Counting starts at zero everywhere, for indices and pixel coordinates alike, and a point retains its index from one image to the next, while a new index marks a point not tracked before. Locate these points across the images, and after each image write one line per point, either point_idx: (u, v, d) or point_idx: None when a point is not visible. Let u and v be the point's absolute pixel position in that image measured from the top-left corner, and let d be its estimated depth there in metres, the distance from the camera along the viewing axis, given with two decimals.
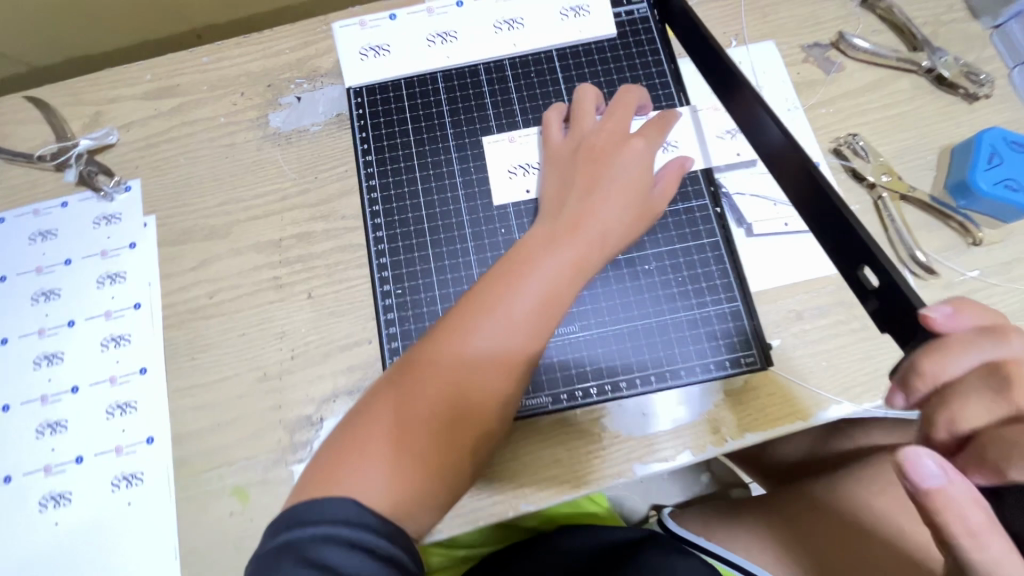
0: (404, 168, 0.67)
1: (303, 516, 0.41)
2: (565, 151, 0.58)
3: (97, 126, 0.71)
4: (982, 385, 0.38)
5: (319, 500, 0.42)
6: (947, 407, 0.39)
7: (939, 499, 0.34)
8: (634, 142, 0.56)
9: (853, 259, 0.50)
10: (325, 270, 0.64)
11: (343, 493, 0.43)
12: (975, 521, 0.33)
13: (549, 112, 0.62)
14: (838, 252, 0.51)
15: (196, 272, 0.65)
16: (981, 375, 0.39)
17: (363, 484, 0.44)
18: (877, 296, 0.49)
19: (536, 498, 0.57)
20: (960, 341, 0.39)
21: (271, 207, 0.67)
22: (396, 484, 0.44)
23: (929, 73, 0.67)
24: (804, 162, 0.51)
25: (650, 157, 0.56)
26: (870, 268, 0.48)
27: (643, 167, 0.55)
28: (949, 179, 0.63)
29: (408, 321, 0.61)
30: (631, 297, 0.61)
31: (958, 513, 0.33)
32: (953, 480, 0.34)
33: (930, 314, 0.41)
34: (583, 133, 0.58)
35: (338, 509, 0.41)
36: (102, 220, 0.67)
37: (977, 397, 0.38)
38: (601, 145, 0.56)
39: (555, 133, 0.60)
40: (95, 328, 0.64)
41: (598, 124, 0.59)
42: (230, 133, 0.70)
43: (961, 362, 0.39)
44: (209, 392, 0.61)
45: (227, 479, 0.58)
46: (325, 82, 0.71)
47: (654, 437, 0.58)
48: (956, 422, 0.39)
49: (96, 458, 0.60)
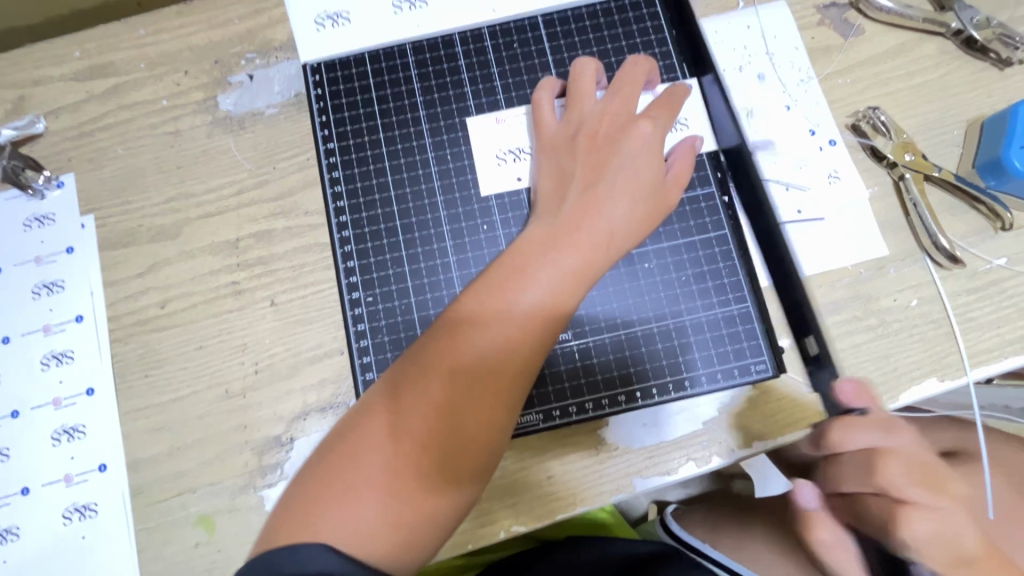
0: (372, 157, 0.59)
1: (277, 568, 0.36)
2: (562, 136, 0.51)
3: (21, 113, 0.62)
4: (861, 460, 0.48)
5: (298, 547, 0.37)
6: (831, 467, 0.50)
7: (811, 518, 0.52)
8: (641, 125, 0.49)
9: (800, 323, 0.55)
10: (289, 274, 0.58)
11: (322, 539, 0.38)
12: (829, 536, 0.50)
13: (542, 91, 0.54)
14: (788, 304, 0.55)
15: (143, 279, 0.58)
16: (865, 452, 0.48)
17: (347, 528, 0.39)
18: (813, 364, 0.54)
19: (530, 518, 0.52)
20: (861, 420, 0.49)
21: (225, 202, 0.59)
22: (384, 526, 0.39)
23: (957, 36, 0.60)
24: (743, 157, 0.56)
25: (659, 141, 0.49)
26: (813, 334, 0.53)
27: (653, 154, 0.49)
28: (979, 157, 0.57)
29: (381, 332, 0.55)
30: (630, 300, 0.55)
31: (822, 526, 0.51)
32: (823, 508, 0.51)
33: (843, 387, 0.50)
34: (582, 115, 0.51)
35: (318, 560, 0.36)
36: (34, 222, 0.60)
37: (851, 466, 0.48)
38: (603, 130, 0.50)
39: (548, 115, 0.53)
40: (33, 345, 0.57)
41: (599, 104, 0.52)
42: (174, 118, 0.61)
43: (855, 436, 0.48)
44: (167, 412, 0.55)
45: (191, 507, 0.53)
46: (280, 56, 0.62)
47: (654, 449, 0.53)
48: (841, 483, 0.49)
49: (44, 488, 0.54)
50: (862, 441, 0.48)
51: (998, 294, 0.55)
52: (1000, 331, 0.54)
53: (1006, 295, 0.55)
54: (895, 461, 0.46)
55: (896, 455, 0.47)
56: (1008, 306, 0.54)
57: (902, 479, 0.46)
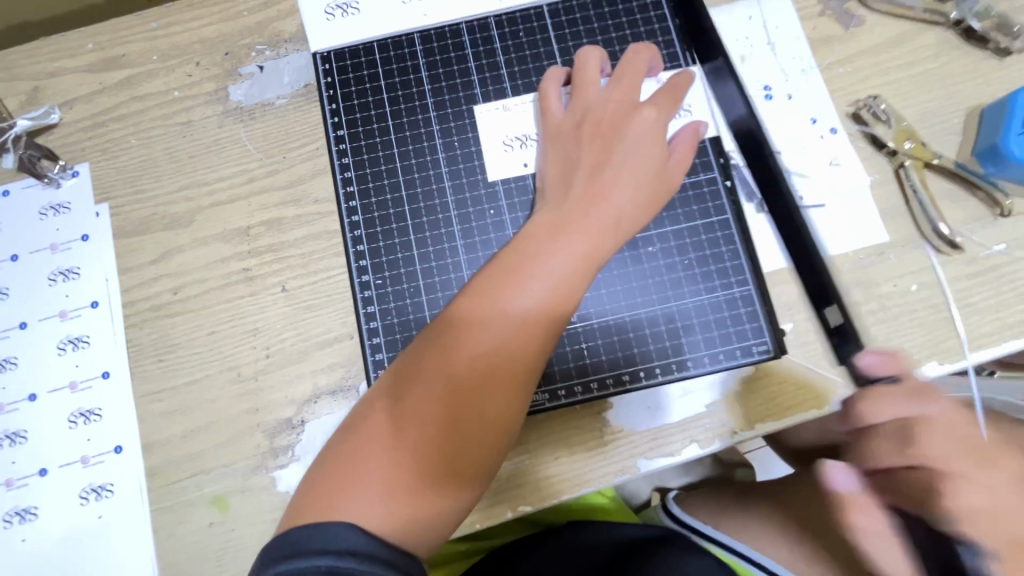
0: (380, 144, 0.60)
1: (300, 546, 0.37)
2: (568, 124, 0.52)
3: (36, 104, 0.63)
4: (893, 434, 0.43)
5: (320, 527, 0.38)
6: (862, 444, 0.44)
7: (847, 499, 0.41)
8: (644, 111, 0.50)
9: (819, 297, 0.55)
10: (300, 261, 0.59)
11: (346, 519, 0.39)
12: (870, 523, 0.40)
13: (546, 82, 0.56)
14: (810, 282, 0.56)
15: (157, 266, 0.59)
16: (896, 425, 0.43)
17: (370, 508, 0.40)
18: (836, 335, 0.54)
19: (536, 499, 0.53)
20: (898, 389, 0.44)
21: (236, 191, 0.60)
22: (402, 505, 0.40)
23: (957, 27, 0.61)
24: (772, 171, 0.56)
25: (662, 127, 0.50)
26: (834, 306, 0.53)
27: (656, 139, 0.50)
28: (978, 144, 0.58)
29: (390, 314, 0.57)
30: (634, 283, 0.56)
31: (861, 512, 0.40)
32: (862, 489, 0.41)
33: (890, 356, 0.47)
34: (586, 103, 0.52)
35: (340, 539, 0.37)
36: (49, 210, 0.61)
37: (885, 439, 0.43)
38: (607, 117, 0.51)
39: (554, 105, 0.54)
40: (50, 330, 0.58)
41: (603, 92, 0.53)
42: (185, 109, 0.62)
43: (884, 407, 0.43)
44: (180, 395, 0.57)
45: (204, 488, 0.55)
46: (289, 48, 0.63)
47: (659, 431, 0.54)
48: (865, 457, 0.43)
49: (61, 469, 0.55)
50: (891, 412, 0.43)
51: (997, 279, 0.56)
52: (999, 315, 0.55)
53: (1004, 280, 0.56)
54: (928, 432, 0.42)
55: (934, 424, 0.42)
56: (1007, 291, 0.55)
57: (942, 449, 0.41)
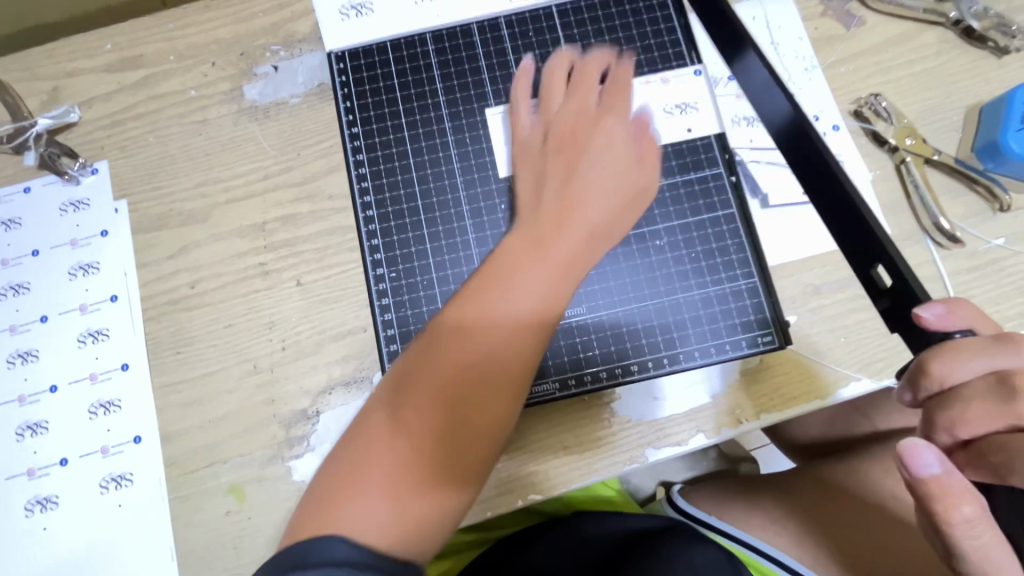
0: (393, 140, 0.62)
1: (300, 559, 0.37)
2: (534, 142, 0.54)
3: (56, 103, 0.65)
4: (990, 390, 0.36)
5: (319, 540, 0.38)
6: (949, 409, 0.37)
7: (933, 488, 0.34)
8: (602, 124, 0.53)
9: (866, 257, 0.46)
10: (314, 255, 0.60)
11: (340, 534, 0.39)
12: (971, 511, 0.34)
13: (515, 97, 0.59)
14: (848, 245, 0.48)
15: (174, 261, 0.61)
16: (990, 381, 0.36)
17: (364, 520, 0.40)
18: (889, 297, 0.45)
19: (546, 487, 0.55)
20: (972, 343, 0.37)
21: (251, 187, 0.62)
22: (397, 516, 0.41)
23: (957, 26, 0.62)
24: (806, 127, 0.47)
25: (621, 137, 0.53)
26: (884, 266, 0.44)
27: (618, 149, 0.53)
28: (977, 141, 0.59)
29: (404, 306, 0.58)
30: (641, 275, 0.58)
31: (953, 502, 0.34)
32: (949, 472, 0.34)
33: (925, 314, 0.39)
34: (550, 120, 0.55)
35: (338, 552, 0.38)
36: (69, 207, 0.62)
37: (983, 402, 0.36)
38: (569, 132, 0.53)
39: (524, 119, 0.57)
40: (70, 324, 0.60)
41: (564, 107, 0.55)
42: (202, 108, 0.64)
43: (971, 363, 0.37)
44: (198, 387, 0.58)
45: (221, 477, 0.56)
46: (303, 48, 0.65)
47: (665, 421, 0.55)
48: (957, 427, 0.37)
49: (82, 459, 0.57)
50: (980, 367, 0.36)
51: (997, 272, 0.57)
52: (999, 307, 0.56)
53: (1004, 273, 0.57)
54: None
55: None
56: (1007, 284, 0.56)
57: None
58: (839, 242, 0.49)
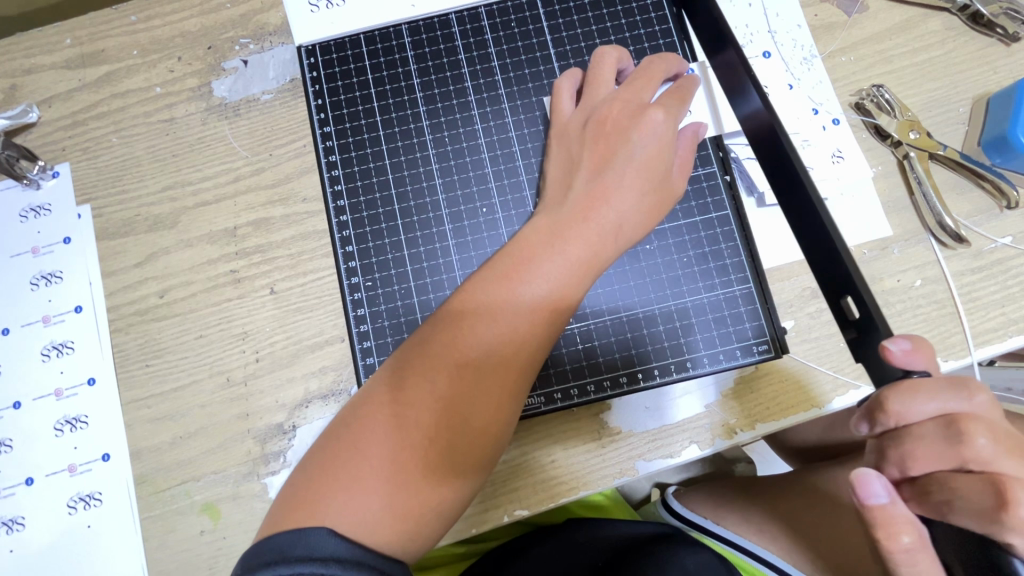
0: (368, 140, 0.59)
1: (283, 553, 0.36)
2: (574, 128, 0.50)
3: (14, 103, 0.61)
4: (939, 433, 0.37)
5: (302, 533, 0.37)
6: (901, 445, 0.38)
7: (879, 517, 0.35)
8: (653, 112, 0.47)
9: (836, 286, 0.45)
10: (288, 261, 0.57)
11: (328, 525, 0.37)
12: (910, 541, 0.34)
13: (561, 81, 0.54)
14: (822, 271, 0.46)
15: (141, 269, 0.58)
16: (940, 422, 0.37)
17: (356, 514, 0.38)
18: (856, 327, 0.44)
19: (533, 503, 0.52)
20: (930, 384, 0.37)
21: (223, 190, 0.59)
22: (385, 515, 0.39)
23: (963, 11, 0.59)
24: (776, 131, 0.45)
25: (672, 130, 0.47)
26: (852, 297, 0.44)
27: (666, 143, 0.47)
28: (984, 134, 0.56)
29: (381, 317, 0.55)
30: (631, 281, 0.55)
31: (894, 531, 0.35)
32: (897, 503, 0.35)
33: (891, 347, 0.39)
34: (595, 103, 0.50)
35: (322, 547, 0.36)
36: (30, 212, 0.59)
37: (934, 442, 0.37)
38: (615, 116, 0.48)
39: (566, 104, 0.53)
40: (32, 337, 0.57)
41: (612, 91, 0.51)
42: (168, 106, 0.60)
43: (922, 402, 0.37)
44: (168, 401, 0.55)
45: (194, 495, 0.53)
46: (274, 41, 0.61)
47: (659, 432, 0.53)
48: (907, 463, 0.37)
49: (48, 478, 0.54)
50: (931, 407, 0.37)
51: (1003, 273, 0.54)
52: (1005, 310, 0.54)
53: (1011, 274, 0.54)
54: (981, 429, 0.36)
55: (982, 421, 0.36)
56: (1013, 285, 0.54)
57: (990, 447, 0.35)
58: (814, 269, 0.48)
